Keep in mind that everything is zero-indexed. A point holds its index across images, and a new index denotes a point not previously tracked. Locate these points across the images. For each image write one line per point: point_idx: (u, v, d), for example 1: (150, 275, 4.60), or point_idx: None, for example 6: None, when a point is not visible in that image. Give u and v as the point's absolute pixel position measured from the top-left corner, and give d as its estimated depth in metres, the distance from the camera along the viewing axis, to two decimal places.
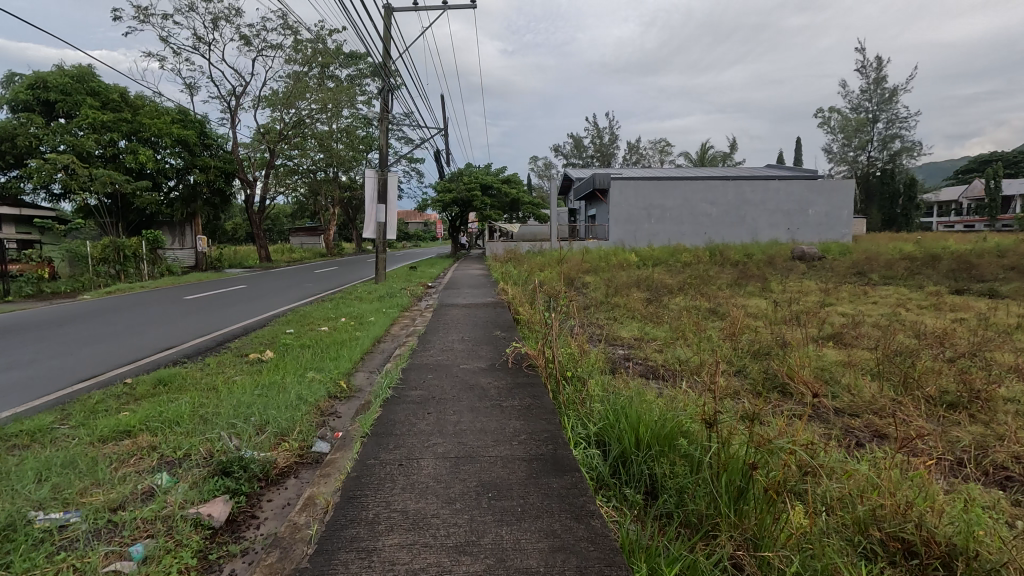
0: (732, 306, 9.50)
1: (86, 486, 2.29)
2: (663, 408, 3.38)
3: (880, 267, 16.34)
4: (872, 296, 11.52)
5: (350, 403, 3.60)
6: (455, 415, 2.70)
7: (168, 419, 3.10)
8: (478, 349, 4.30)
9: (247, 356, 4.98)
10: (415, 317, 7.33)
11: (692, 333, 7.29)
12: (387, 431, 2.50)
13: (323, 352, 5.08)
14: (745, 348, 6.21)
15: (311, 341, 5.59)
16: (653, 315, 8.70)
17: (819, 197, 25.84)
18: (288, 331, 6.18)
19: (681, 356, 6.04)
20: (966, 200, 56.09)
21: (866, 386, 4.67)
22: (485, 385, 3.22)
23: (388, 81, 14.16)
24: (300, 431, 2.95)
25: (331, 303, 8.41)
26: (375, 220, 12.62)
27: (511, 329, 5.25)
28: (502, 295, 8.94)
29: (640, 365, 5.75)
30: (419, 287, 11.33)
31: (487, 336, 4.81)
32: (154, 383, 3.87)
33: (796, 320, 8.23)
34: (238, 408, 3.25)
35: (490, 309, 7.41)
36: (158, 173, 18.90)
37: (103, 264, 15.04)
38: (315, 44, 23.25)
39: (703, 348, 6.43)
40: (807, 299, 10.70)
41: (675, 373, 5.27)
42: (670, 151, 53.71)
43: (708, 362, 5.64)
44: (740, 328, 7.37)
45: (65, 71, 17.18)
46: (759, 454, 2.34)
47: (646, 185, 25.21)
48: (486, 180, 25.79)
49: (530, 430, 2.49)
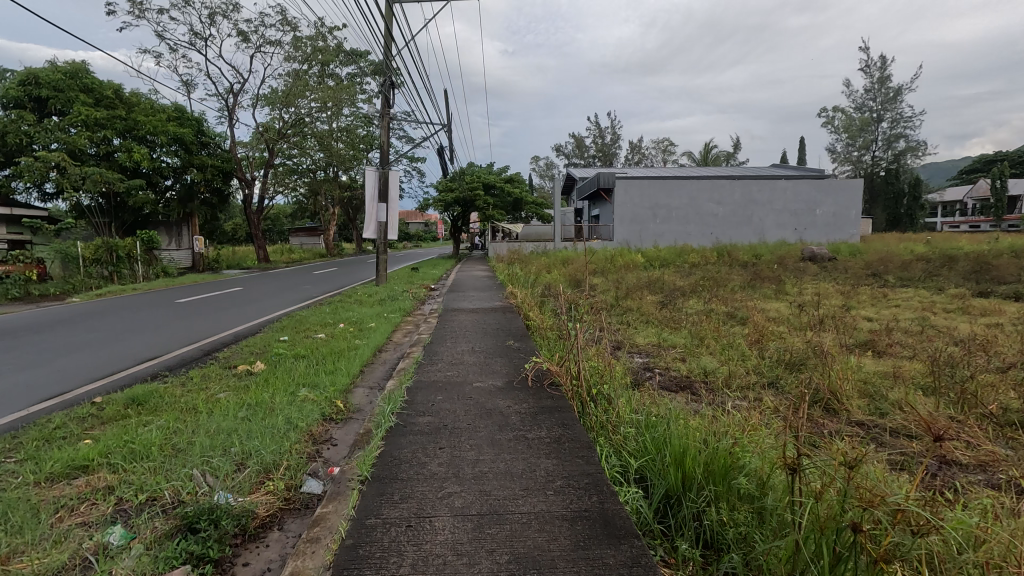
0: (751, 310, 9.05)
1: (12, 550, 1.82)
2: (713, 437, 2.91)
3: (895, 269, 15.87)
4: (893, 298, 11.07)
5: (348, 428, 3.15)
6: (473, 451, 2.26)
7: (134, 449, 2.63)
8: (493, 362, 3.85)
9: (235, 369, 4.54)
10: (419, 322, 6.88)
11: (714, 341, 6.86)
12: (392, 474, 2.05)
13: (319, 363, 4.61)
14: (776, 358, 5.78)
15: (306, 350, 5.14)
16: (669, 320, 8.25)
17: (827, 196, 25.41)
18: (282, 340, 5.73)
19: (709, 367, 5.57)
20: (971, 200, 55.59)
21: (920, 403, 4.23)
22: (507, 410, 2.77)
23: (389, 77, 13.72)
24: (288, 468, 2.50)
25: (330, 307, 7.97)
26: (376, 220, 12.18)
27: (526, 338, 4.79)
28: (511, 298, 8.48)
29: (666, 377, 5.30)
30: (421, 289, 10.87)
31: (501, 347, 4.36)
32: (127, 403, 3.41)
33: (823, 325, 7.78)
34: (218, 436, 2.79)
35: (499, 314, 6.96)
36: (154, 172, 18.49)
37: (94, 266, 14.61)
38: (315, 42, 22.84)
39: (732, 358, 5.97)
40: (827, 302, 10.26)
41: (707, 391, 4.83)
42: (672, 151, 53.31)
43: (738, 376, 5.23)
44: (766, 335, 6.92)
45: (57, 67, 16.73)
46: (861, 510, 1.83)
47: (651, 185, 24.75)
48: (489, 180, 25.37)
49: (566, 473, 2.04)
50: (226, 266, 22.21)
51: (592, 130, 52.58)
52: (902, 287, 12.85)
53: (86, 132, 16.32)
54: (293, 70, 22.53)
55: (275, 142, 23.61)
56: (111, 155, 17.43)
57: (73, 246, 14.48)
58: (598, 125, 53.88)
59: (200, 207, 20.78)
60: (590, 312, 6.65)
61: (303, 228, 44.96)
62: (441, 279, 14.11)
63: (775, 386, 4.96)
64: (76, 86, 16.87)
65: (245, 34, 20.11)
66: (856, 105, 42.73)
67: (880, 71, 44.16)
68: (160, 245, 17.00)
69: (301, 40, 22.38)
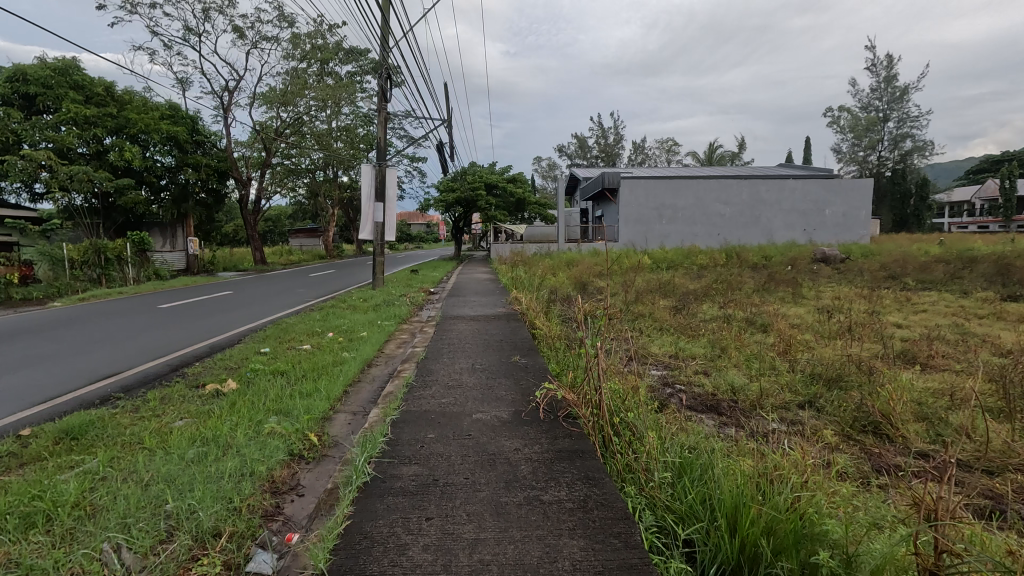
0: (773, 316, 8.44)
1: None
2: (776, 486, 2.34)
3: (913, 270, 15.24)
4: (918, 303, 10.47)
5: (320, 470, 2.58)
6: (475, 523, 1.69)
7: (41, 507, 2.06)
8: (501, 384, 3.26)
9: (203, 389, 3.99)
10: (415, 332, 6.29)
11: (737, 351, 6.30)
12: (356, 569, 1.48)
13: (297, 383, 4.05)
14: (810, 373, 5.22)
15: (286, 366, 4.56)
16: (686, 327, 7.62)
17: (837, 196, 24.79)
18: (262, 353, 5.15)
19: (738, 383, 4.99)
20: (978, 200, 54.88)
21: (991, 432, 3.66)
22: (515, 456, 2.19)
23: (388, 73, 13.18)
24: (233, 535, 1.94)
25: (320, 314, 7.38)
26: (373, 221, 11.62)
27: (536, 354, 4.19)
28: (515, 305, 7.88)
29: (688, 394, 4.77)
30: (420, 294, 10.33)
31: (507, 365, 3.77)
32: (59, 437, 2.87)
33: (852, 335, 7.17)
34: (154, 486, 2.23)
35: (503, 322, 6.41)
36: (147, 171, 17.97)
37: (81, 268, 14.02)
38: (314, 39, 22.31)
39: (761, 373, 5.35)
40: (850, 307, 9.64)
41: (741, 417, 4.28)
42: (676, 151, 52.78)
43: (771, 395, 4.68)
44: (794, 346, 6.35)
45: (46, 63, 16.18)
46: None
47: (657, 184, 24.18)
48: (491, 179, 24.81)
49: (600, 567, 1.47)
50: (222, 269, 21.68)
51: (595, 130, 51.94)
52: (924, 290, 12.21)
53: (75, 130, 15.80)
54: (291, 69, 22.03)
55: (273, 141, 23.06)
56: (102, 154, 16.93)
57: (59, 248, 13.91)
58: (602, 125, 53.29)
59: (195, 208, 20.20)
60: (602, 318, 6.06)
61: (302, 228, 44.41)
62: (441, 283, 13.53)
63: (813, 407, 4.43)
64: (65, 82, 16.36)
65: (241, 31, 19.57)
66: (862, 105, 42.16)
67: (887, 71, 43.55)
68: (151, 246, 16.54)
69: (300, 37, 21.86)
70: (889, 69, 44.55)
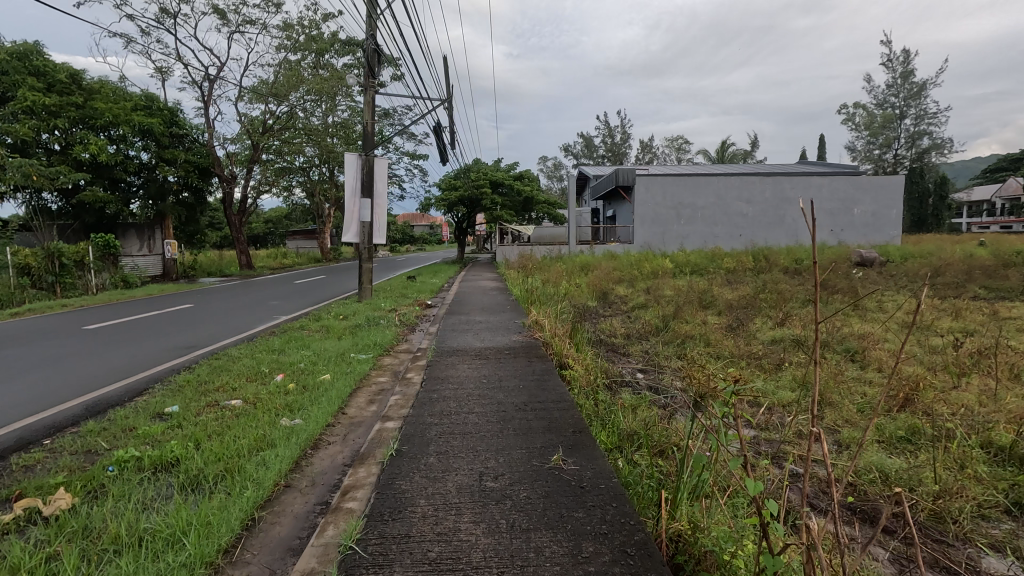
0: (860, 341, 6.58)
1: None
2: None
3: (978, 275, 13.28)
4: (1011, 317, 8.62)
5: None
6: None
7: None
8: (549, 561, 1.55)
9: (12, 508, 2.29)
10: (398, 374, 4.54)
11: (845, 400, 4.51)
12: None
13: (177, 500, 2.31)
14: (990, 447, 3.45)
15: (180, 451, 2.81)
16: (757, 355, 5.84)
17: (867, 194, 22.85)
18: (162, 421, 3.36)
19: (892, 465, 3.20)
20: (999, 200, 52.70)
21: None
22: None
23: (377, 52, 11.45)
24: None
25: (279, 341, 5.63)
26: (358, 220, 9.85)
27: (588, 446, 2.43)
28: (534, 332, 6.00)
29: (814, 485, 3.05)
30: (413, 308, 8.58)
31: (549, 482, 2.04)
32: None
33: (981, 370, 5.32)
34: None
35: (518, 359, 4.66)
36: (118, 166, 16.29)
37: (35, 274, 12.41)
38: (308, 30, 20.70)
39: (910, 448, 3.54)
40: (935, 326, 7.76)
41: (934, 546, 2.57)
42: (687, 150, 51.19)
43: (965, 497, 2.89)
44: (923, 390, 4.56)
45: (5, 49, 14.55)
46: None
47: (676, 181, 22.42)
48: (496, 176, 23.28)
49: None
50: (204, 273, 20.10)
51: (602, 130, 50.36)
52: (1003, 301, 10.35)
53: (31, 120, 14.11)
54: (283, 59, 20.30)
55: (262, 137, 21.21)
56: (66, 147, 15.30)
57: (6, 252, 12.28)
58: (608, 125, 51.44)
59: (175, 207, 18.45)
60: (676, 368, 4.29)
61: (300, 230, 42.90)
62: (440, 292, 11.84)
63: None
64: (23, 68, 14.67)
65: (223, 13, 17.75)
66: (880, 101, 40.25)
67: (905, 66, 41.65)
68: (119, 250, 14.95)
69: (292, 24, 20.08)
70: (906, 65, 42.57)
